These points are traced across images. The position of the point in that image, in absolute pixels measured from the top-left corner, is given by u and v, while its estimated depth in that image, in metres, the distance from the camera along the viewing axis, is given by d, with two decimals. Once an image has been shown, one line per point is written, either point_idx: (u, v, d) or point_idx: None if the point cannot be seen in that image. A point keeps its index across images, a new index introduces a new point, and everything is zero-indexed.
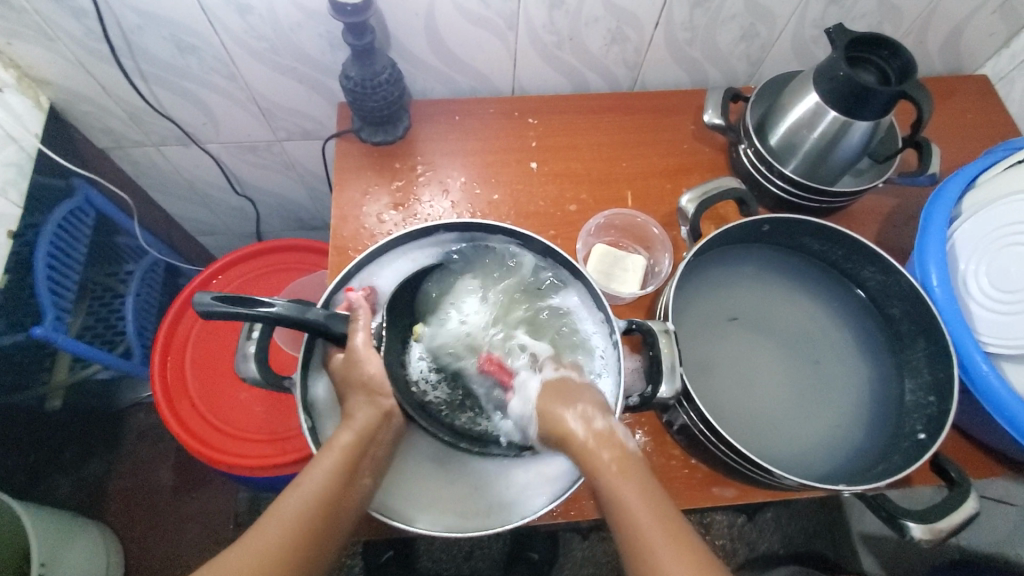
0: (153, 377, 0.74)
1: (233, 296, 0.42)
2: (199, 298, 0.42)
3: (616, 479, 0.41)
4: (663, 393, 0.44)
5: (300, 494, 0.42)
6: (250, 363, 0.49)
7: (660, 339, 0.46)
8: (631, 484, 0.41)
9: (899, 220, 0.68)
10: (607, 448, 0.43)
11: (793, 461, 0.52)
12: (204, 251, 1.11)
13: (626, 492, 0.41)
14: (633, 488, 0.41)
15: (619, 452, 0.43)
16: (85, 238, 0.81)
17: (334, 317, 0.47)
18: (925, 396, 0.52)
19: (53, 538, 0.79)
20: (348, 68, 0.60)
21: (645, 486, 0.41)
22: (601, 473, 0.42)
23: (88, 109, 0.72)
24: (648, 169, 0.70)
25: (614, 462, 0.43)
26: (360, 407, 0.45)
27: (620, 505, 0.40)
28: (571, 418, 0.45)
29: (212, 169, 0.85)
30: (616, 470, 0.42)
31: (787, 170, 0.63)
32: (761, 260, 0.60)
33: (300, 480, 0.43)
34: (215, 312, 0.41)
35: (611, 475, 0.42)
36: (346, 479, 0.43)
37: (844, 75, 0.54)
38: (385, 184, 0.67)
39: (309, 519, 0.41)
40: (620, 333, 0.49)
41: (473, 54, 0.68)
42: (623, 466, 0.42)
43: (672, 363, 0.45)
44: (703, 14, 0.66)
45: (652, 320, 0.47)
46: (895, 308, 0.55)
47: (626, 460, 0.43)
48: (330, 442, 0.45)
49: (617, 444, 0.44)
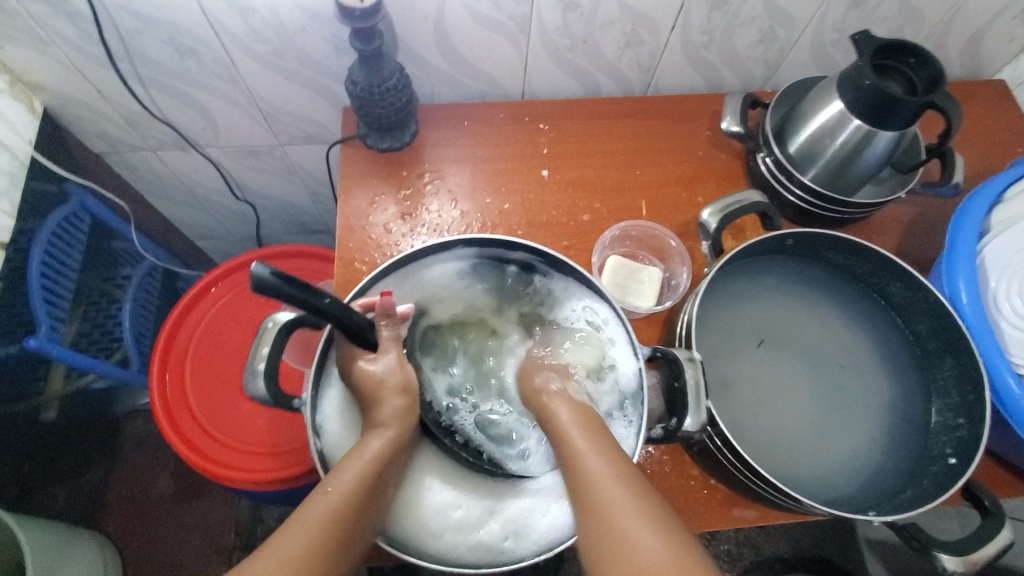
0: (151, 388, 0.72)
1: (286, 275, 0.39)
2: (256, 268, 0.37)
3: (568, 425, 0.45)
4: (688, 427, 0.43)
5: (327, 501, 0.39)
6: (259, 381, 0.46)
7: (686, 369, 0.44)
8: (579, 428, 0.44)
9: (919, 230, 0.66)
10: (567, 403, 0.47)
11: (817, 481, 0.51)
12: (203, 255, 1.09)
13: (574, 436, 0.43)
14: (581, 432, 0.44)
15: (577, 406, 0.47)
16: (79, 244, 0.79)
17: (370, 323, 0.46)
18: (954, 417, 0.51)
19: (51, 553, 0.77)
20: (354, 73, 0.58)
21: (594, 431, 0.44)
22: (558, 422, 0.45)
23: (84, 114, 0.69)
24: (662, 177, 0.68)
25: (571, 413, 0.46)
26: (392, 420, 0.45)
27: (567, 445, 0.43)
28: (538, 379, 0.50)
29: (211, 173, 0.83)
30: (570, 419, 0.45)
31: (806, 178, 0.61)
32: (782, 272, 0.58)
33: (325, 487, 0.40)
34: (271, 286, 0.38)
35: (566, 423, 0.45)
36: (374, 487, 0.41)
37: (870, 84, 0.53)
38: (392, 192, 0.65)
39: (338, 524, 0.39)
40: (644, 362, 0.46)
41: (483, 57, 0.66)
42: (576, 415, 0.45)
43: (697, 393, 0.43)
44: (722, 16, 0.64)
45: (676, 347, 0.45)
46: (921, 325, 0.54)
47: (581, 412, 0.46)
48: (359, 449, 0.42)
49: (580, 404, 0.47)
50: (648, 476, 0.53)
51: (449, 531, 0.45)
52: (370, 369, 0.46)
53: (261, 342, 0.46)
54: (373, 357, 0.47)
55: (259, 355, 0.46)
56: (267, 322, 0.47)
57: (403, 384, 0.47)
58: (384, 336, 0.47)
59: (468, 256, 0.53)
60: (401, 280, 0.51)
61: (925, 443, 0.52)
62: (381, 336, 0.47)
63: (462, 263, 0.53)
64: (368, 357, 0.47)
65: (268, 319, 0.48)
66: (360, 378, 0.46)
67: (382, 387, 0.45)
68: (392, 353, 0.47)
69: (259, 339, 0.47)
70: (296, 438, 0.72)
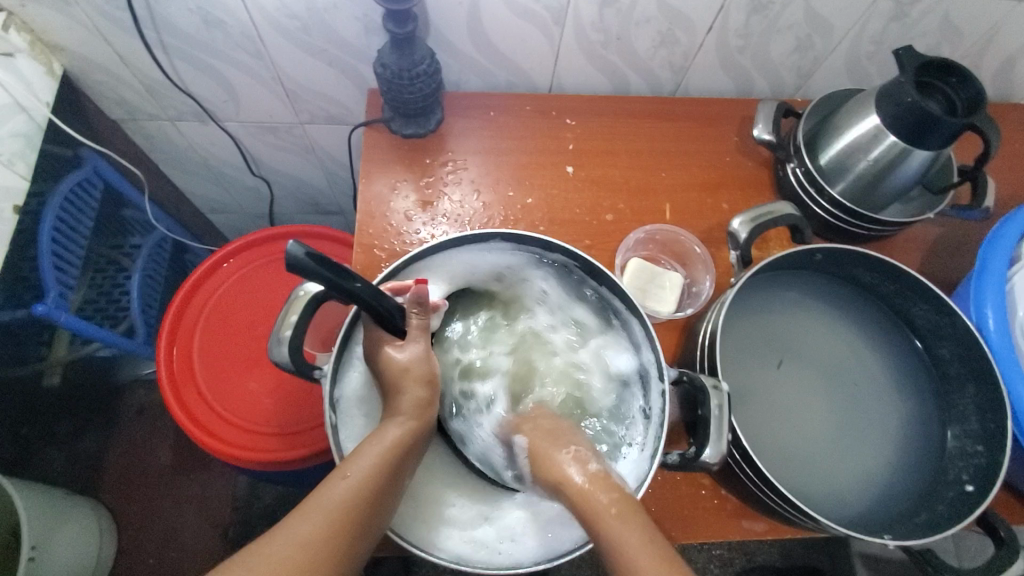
0: (159, 359, 0.71)
1: (324, 257, 0.40)
2: (293, 248, 0.38)
3: (605, 510, 0.39)
4: (707, 458, 0.42)
5: (345, 486, 0.39)
6: (283, 347, 0.45)
7: (711, 397, 0.43)
8: (629, 525, 0.38)
9: (943, 252, 0.66)
10: (606, 490, 0.40)
11: (830, 498, 0.51)
12: (213, 229, 1.08)
13: (622, 534, 0.38)
14: (631, 530, 0.38)
15: (620, 496, 0.40)
16: (91, 210, 0.78)
17: (399, 309, 0.46)
18: (971, 444, 0.51)
19: (47, 518, 0.77)
20: (384, 56, 0.57)
21: (645, 528, 0.38)
22: (601, 518, 0.39)
23: (103, 79, 0.68)
24: (687, 180, 0.68)
25: (614, 504, 0.39)
26: (408, 410, 0.45)
27: (613, 546, 0.37)
28: (563, 457, 0.44)
29: (228, 147, 0.81)
30: (616, 515, 0.38)
31: (835, 192, 0.60)
32: (807, 286, 0.58)
33: (342, 472, 0.40)
34: (306, 268, 0.38)
35: (611, 521, 0.38)
36: (392, 474, 0.41)
37: (911, 101, 0.52)
38: (414, 179, 0.64)
39: (355, 510, 0.38)
40: (668, 384, 0.46)
41: (515, 48, 0.65)
42: (620, 504, 0.39)
43: (720, 424, 0.43)
44: (760, 20, 0.63)
45: (703, 375, 0.45)
46: (944, 350, 0.54)
47: (623, 498, 0.40)
48: (378, 435, 0.42)
49: (613, 484, 0.41)
50: (659, 483, 0.53)
51: (452, 528, 0.45)
52: (396, 357, 0.46)
53: (290, 310, 0.45)
54: (400, 344, 0.47)
55: (286, 323, 0.45)
56: (299, 289, 0.46)
57: (427, 376, 0.47)
58: (413, 326, 0.48)
59: (507, 254, 0.52)
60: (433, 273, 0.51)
61: (939, 467, 0.52)
62: (409, 326, 0.48)
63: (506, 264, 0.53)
64: (396, 345, 0.47)
65: (301, 286, 0.46)
66: (386, 363, 0.46)
67: (406, 375, 0.46)
68: (418, 345, 0.48)
69: (291, 304, 0.45)
70: (302, 421, 0.71)
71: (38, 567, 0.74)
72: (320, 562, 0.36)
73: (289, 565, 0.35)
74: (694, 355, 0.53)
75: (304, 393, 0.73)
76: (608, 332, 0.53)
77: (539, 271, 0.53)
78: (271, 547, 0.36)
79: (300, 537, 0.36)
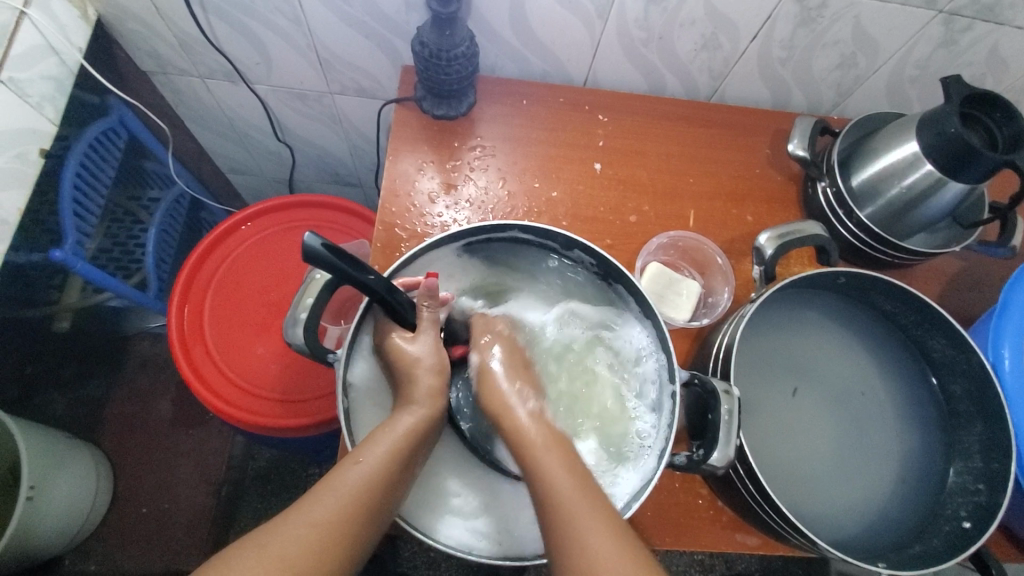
0: (170, 319, 0.71)
1: (337, 249, 0.42)
2: (309, 238, 0.40)
3: (537, 441, 0.44)
4: (715, 461, 0.42)
5: (357, 472, 0.40)
6: (299, 330, 0.46)
7: (722, 402, 0.43)
8: (555, 457, 0.43)
9: (963, 286, 0.65)
10: (540, 427, 0.45)
11: (825, 519, 0.51)
12: (232, 189, 1.08)
13: (549, 463, 0.42)
14: (557, 462, 0.42)
15: (550, 432, 0.45)
16: (114, 160, 0.78)
17: (410, 302, 0.48)
18: (972, 481, 0.51)
19: (49, 460, 0.78)
20: (424, 33, 0.56)
21: (568, 460, 0.43)
22: (528, 446, 0.44)
23: (137, 29, 0.67)
24: (714, 189, 0.67)
25: (543, 438, 0.44)
26: (422, 401, 0.45)
27: (539, 472, 0.42)
28: (510, 392, 0.48)
29: (256, 110, 0.81)
30: (543, 445, 0.44)
31: (863, 215, 0.59)
32: (824, 307, 0.59)
33: (356, 458, 0.41)
34: (318, 258, 0.40)
35: (538, 448, 0.43)
36: (404, 462, 0.42)
37: (953, 132, 0.51)
38: (441, 161, 0.64)
39: (367, 495, 0.39)
40: (681, 385, 0.47)
41: (554, 37, 0.64)
42: (548, 443, 0.44)
43: (729, 430, 0.43)
44: (807, 34, 0.62)
45: (715, 378, 0.45)
46: (956, 386, 0.54)
47: (552, 434, 0.45)
48: (392, 424, 0.43)
49: (550, 426, 0.46)
50: (656, 488, 0.53)
51: (456, 517, 0.46)
52: (407, 348, 0.47)
53: (307, 293, 0.46)
54: (411, 335, 0.48)
55: (303, 304, 0.46)
56: (315, 273, 0.47)
57: (437, 365, 0.48)
58: (424, 318, 0.49)
59: (536, 241, 0.53)
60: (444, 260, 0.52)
61: (937, 501, 0.53)
62: (421, 318, 0.49)
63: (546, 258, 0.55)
64: (406, 337, 0.48)
65: (316, 270, 0.47)
66: (397, 354, 0.47)
67: (418, 364, 0.47)
68: (429, 336, 0.49)
69: (307, 288, 0.46)
70: (307, 390, 0.71)
71: (34, 508, 0.75)
72: (334, 542, 0.37)
73: (301, 544, 0.36)
74: (706, 365, 0.53)
75: (312, 362, 0.73)
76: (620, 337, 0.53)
77: (596, 273, 0.54)
78: (284, 526, 0.37)
79: (313, 519, 0.37)
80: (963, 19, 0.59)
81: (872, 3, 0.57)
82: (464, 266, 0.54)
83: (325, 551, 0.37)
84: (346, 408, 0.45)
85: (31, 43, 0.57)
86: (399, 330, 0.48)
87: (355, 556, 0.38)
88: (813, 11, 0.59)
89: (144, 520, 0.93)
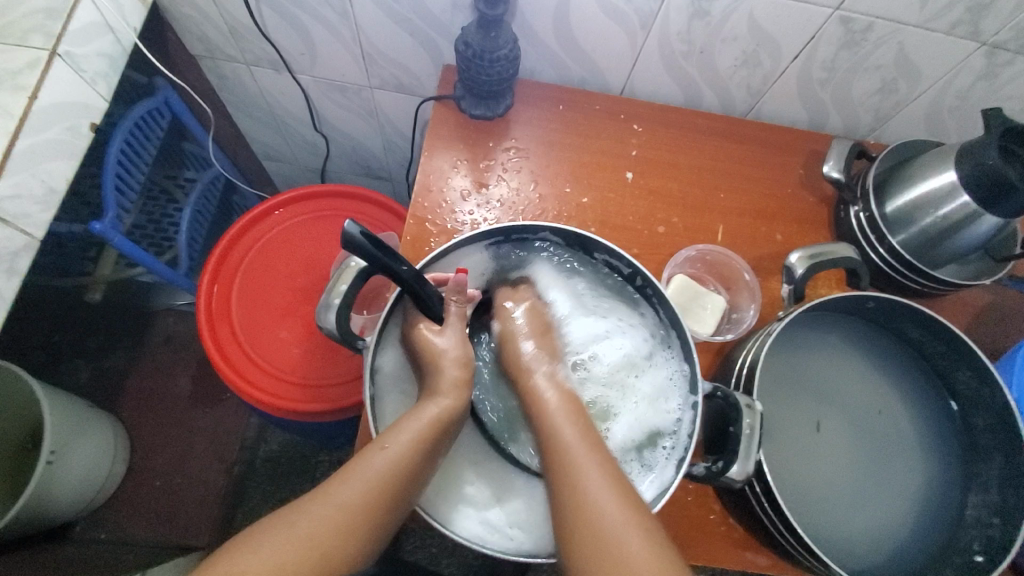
0: (199, 297, 0.73)
1: (376, 239, 0.43)
2: (349, 227, 0.41)
3: (552, 403, 0.48)
4: (733, 473, 0.42)
5: (383, 458, 0.42)
6: (331, 315, 0.47)
7: (743, 415, 0.43)
8: (569, 417, 0.47)
9: (992, 320, 0.65)
10: (556, 388, 0.50)
11: (836, 544, 0.51)
12: (264, 175, 1.10)
13: (562, 421, 0.46)
14: (570, 423, 0.46)
15: (566, 397, 0.49)
16: (157, 139, 0.80)
17: (437, 295, 0.49)
18: (988, 515, 0.51)
19: (70, 425, 0.80)
20: (469, 34, 0.57)
21: (580, 419, 0.47)
22: (544, 402, 0.48)
23: (188, 13, 0.69)
24: (745, 205, 0.67)
25: (558, 399, 0.48)
26: (446, 393, 0.46)
27: (551, 426, 0.46)
28: (532, 355, 0.52)
29: (296, 99, 0.83)
30: (557, 404, 0.48)
31: (895, 242, 0.58)
32: (849, 331, 0.58)
33: (382, 444, 0.43)
34: (354, 246, 0.42)
35: (551, 407, 0.47)
36: (427, 452, 0.43)
37: (991, 164, 0.50)
38: (475, 160, 0.65)
39: (391, 481, 0.42)
40: (702, 396, 0.47)
41: (595, 45, 0.64)
42: (564, 406, 0.48)
43: (749, 441, 0.43)
44: (849, 56, 0.62)
45: (738, 391, 0.45)
46: (979, 419, 0.54)
47: (568, 397, 0.49)
48: (417, 412, 0.44)
49: (565, 389, 0.50)
50: (669, 500, 0.53)
51: (471, 509, 0.46)
52: (435, 340, 0.48)
53: (340, 279, 0.47)
54: (438, 328, 0.49)
55: (336, 291, 0.46)
56: (349, 261, 0.48)
57: (463, 357, 0.49)
58: (451, 313, 0.50)
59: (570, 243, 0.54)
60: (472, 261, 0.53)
61: (951, 533, 0.52)
62: (448, 313, 0.50)
63: (616, 294, 0.55)
64: (434, 329, 0.49)
65: (351, 258, 0.47)
66: (424, 345, 0.48)
67: (444, 356, 0.48)
68: (457, 329, 0.50)
69: (340, 276, 0.46)
70: (325, 375, 0.72)
71: (52, 470, 0.77)
72: (358, 522, 0.41)
73: (329, 524, 0.40)
74: (727, 380, 0.53)
75: (333, 349, 0.74)
76: (654, 400, 0.51)
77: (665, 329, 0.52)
78: (316, 504, 0.41)
79: (342, 501, 0.41)
80: (1007, 52, 0.59)
81: (917, 29, 0.57)
82: (493, 264, 0.55)
83: (350, 534, 0.40)
84: (372, 396, 0.46)
85: (89, 21, 0.59)
86: (426, 322, 0.49)
87: (377, 536, 0.41)
88: (857, 34, 0.59)
89: (157, 493, 0.95)
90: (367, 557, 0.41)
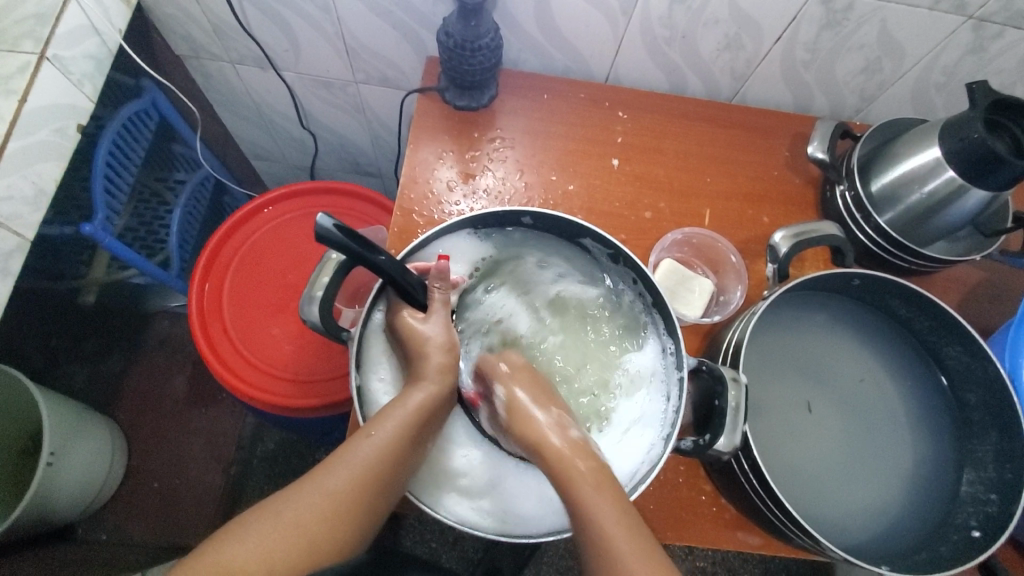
0: (191, 296, 0.73)
1: (349, 230, 0.43)
2: (321, 221, 0.42)
3: (583, 479, 0.42)
4: (720, 447, 0.43)
5: (369, 445, 0.42)
6: (314, 307, 0.46)
7: (729, 389, 0.44)
8: (601, 494, 0.41)
9: (983, 296, 0.64)
10: (584, 458, 0.44)
11: (830, 523, 0.51)
12: (253, 175, 1.10)
13: (596, 500, 0.41)
14: (607, 505, 0.40)
15: (596, 466, 0.43)
16: (145, 140, 0.80)
17: (416, 282, 0.48)
18: (985, 492, 0.51)
19: (69, 427, 0.80)
20: (450, 24, 0.57)
21: (617, 498, 0.41)
22: (578, 484, 0.42)
23: (172, 13, 0.69)
24: (731, 189, 0.67)
25: (590, 471, 0.43)
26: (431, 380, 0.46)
27: (586, 513, 0.40)
28: (543, 418, 0.46)
29: (283, 97, 0.83)
30: (591, 482, 0.42)
31: (882, 221, 0.59)
32: (837, 310, 0.58)
33: (368, 431, 0.43)
34: (329, 239, 0.42)
35: (586, 489, 0.41)
36: (413, 439, 0.43)
37: (978, 137, 0.50)
38: (460, 150, 0.65)
39: (376, 469, 0.42)
40: (688, 371, 0.47)
41: (578, 33, 0.64)
42: (597, 478, 0.42)
43: (735, 416, 0.43)
44: (832, 36, 0.62)
45: (723, 365, 0.45)
46: (971, 395, 0.54)
47: (600, 470, 0.43)
48: (403, 399, 0.44)
49: (591, 454, 0.45)
50: (660, 482, 0.53)
51: (460, 494, 0.46)
52: (421, 327, 0.48)
53: (321, 272, 0.47)
54: (423, 315, 0.49)
55: (319, 283, 0.47)
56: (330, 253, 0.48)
57: (448, 343, 0.49)
58: (435, 299, 0.50)
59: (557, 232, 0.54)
60: (456, 249, 0.53)
61: (947, 510, 0.52)
62: (432, 299, 0.49)
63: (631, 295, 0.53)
64: (418, 317, 0.49)
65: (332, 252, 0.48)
66: (409, 333, 0.48)
67: (429, 343, 0.48)
68: (441, 315, 0.50)
69: (322, 268, 0.47)
70: (317, 371, 0.72)
71: (54, 473, 0.77)
72: (344, 510, 0.41)
73: (314, 512, 0.40)
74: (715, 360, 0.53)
75: (325, 345, 0.74)
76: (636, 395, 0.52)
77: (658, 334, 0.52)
78: (300, 495, 0.41)
79: (328, 489, 0.41)
80: (993, 25, 0.58)
81: (899, 6, 0.57)
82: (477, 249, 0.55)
83: (338, 521, 0.41)
84: (358, 385, 0.46)
85: (76, 24, 0.59)
86: (410, 309, 0.49)
87: (365, 522, 0.42)
88: (838, 14, 0.59)
89: (156, 494, 0.95)
90: (360, 540, 0.42)
